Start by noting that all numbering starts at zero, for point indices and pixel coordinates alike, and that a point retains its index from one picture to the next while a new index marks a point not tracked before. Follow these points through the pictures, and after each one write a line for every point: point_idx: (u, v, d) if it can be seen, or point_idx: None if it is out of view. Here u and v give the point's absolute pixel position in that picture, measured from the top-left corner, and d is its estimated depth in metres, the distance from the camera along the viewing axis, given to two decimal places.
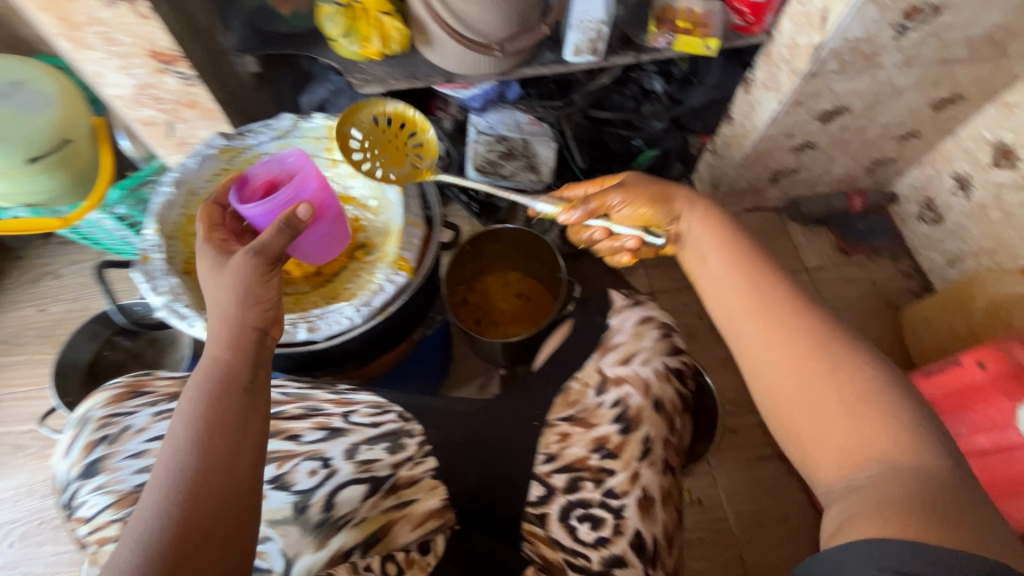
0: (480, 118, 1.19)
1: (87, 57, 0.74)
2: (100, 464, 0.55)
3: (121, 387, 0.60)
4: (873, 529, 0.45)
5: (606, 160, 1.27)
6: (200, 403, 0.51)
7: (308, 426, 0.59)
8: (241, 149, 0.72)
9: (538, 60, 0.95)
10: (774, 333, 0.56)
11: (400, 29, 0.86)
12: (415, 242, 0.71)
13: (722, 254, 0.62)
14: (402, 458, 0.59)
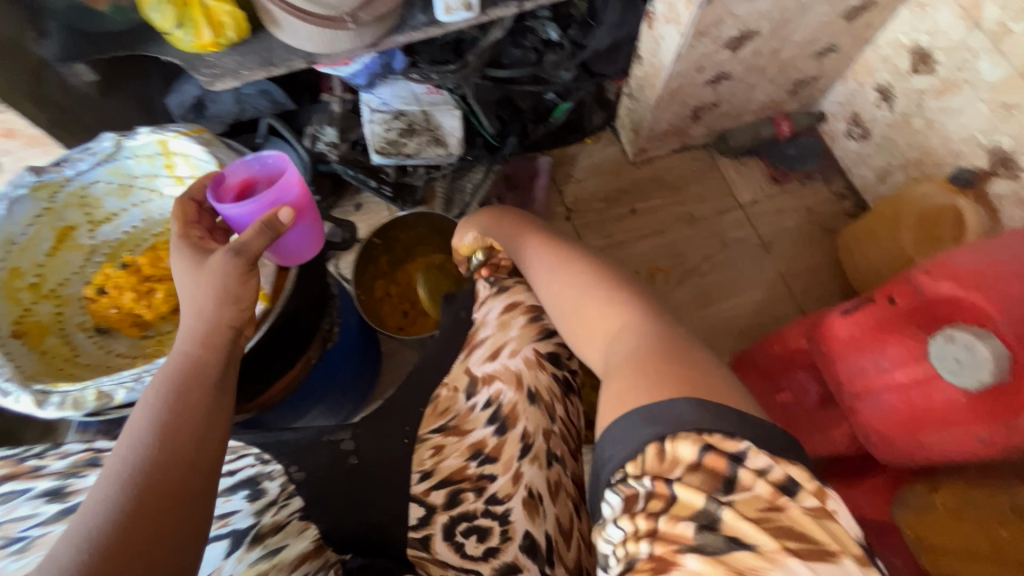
0: (371, 96, 1.10)
1: None
2: None
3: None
4: (623, 405, 0.43)
5: (517, 120, 1.19)
6: (162, 397, 0.45)
7: None
8: (59, 182, 0.69)
9: (409, 24, 0.85)
10: (545, 269, 0.61)
11: (232, 12, 0.75)
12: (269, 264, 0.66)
13: (512, 233, 0.68)
14: (265, 503, 0.53)
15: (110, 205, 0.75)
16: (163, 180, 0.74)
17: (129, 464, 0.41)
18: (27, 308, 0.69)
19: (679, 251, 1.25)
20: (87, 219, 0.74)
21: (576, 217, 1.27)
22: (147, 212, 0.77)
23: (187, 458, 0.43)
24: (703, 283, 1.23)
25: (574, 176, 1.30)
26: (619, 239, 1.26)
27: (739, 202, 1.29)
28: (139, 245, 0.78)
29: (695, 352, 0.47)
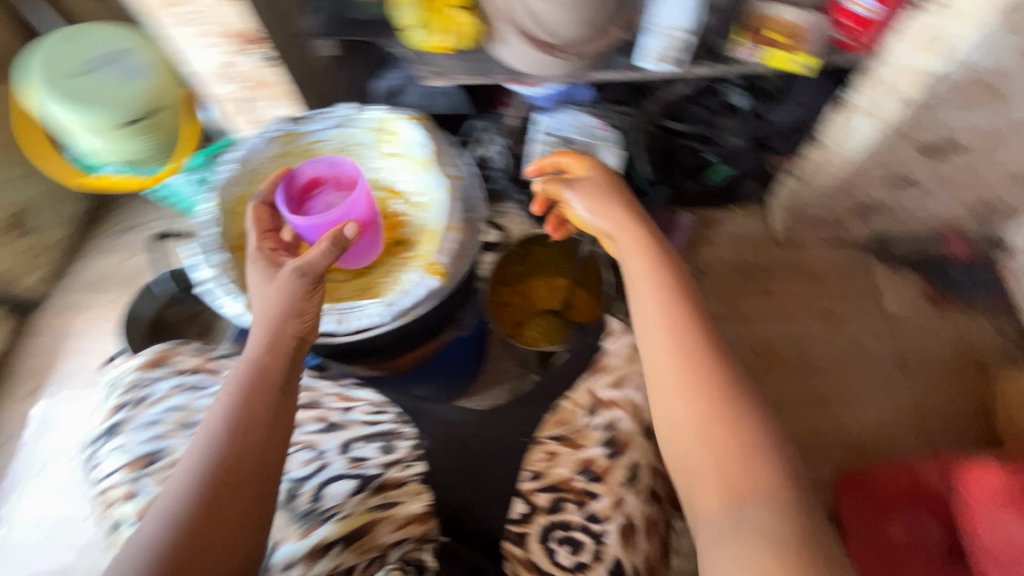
0: (547, 118, 1.13)
1: (181, 32, 0.76)
2: (120, 425, 0.64)
3: (153, 356, 0.69)
4: (729, 550, 0.49)
5: (675, 172, 1.21)
6: (232, 401, 0.53)
7: (310, 417, 0.62)
8: (301, 134, 0.77)
9: (611, 65, 0.90)
10: (661, 355, 0.60)
11: (473, 24, 0.84)
12: (451, 245, 0.69)
13: (649, 283, 0.65)
14: (393, 458, 0.59)
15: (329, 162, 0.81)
16: (372, 153, 0.79)
17: (205, 459, 0.50)
18: (245, 229, 0.76)
19: (805, 344, 1.19)
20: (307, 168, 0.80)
21: (706, 279, 1.26)
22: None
23: (251, 456, 0.51)
24: (825, 385, 1.15)
25: (712, 239, 1.29)
26: (744, 313, 1.22)
27: (885, 312, 1.20)
28: None
29: (814, 526, 0.49)
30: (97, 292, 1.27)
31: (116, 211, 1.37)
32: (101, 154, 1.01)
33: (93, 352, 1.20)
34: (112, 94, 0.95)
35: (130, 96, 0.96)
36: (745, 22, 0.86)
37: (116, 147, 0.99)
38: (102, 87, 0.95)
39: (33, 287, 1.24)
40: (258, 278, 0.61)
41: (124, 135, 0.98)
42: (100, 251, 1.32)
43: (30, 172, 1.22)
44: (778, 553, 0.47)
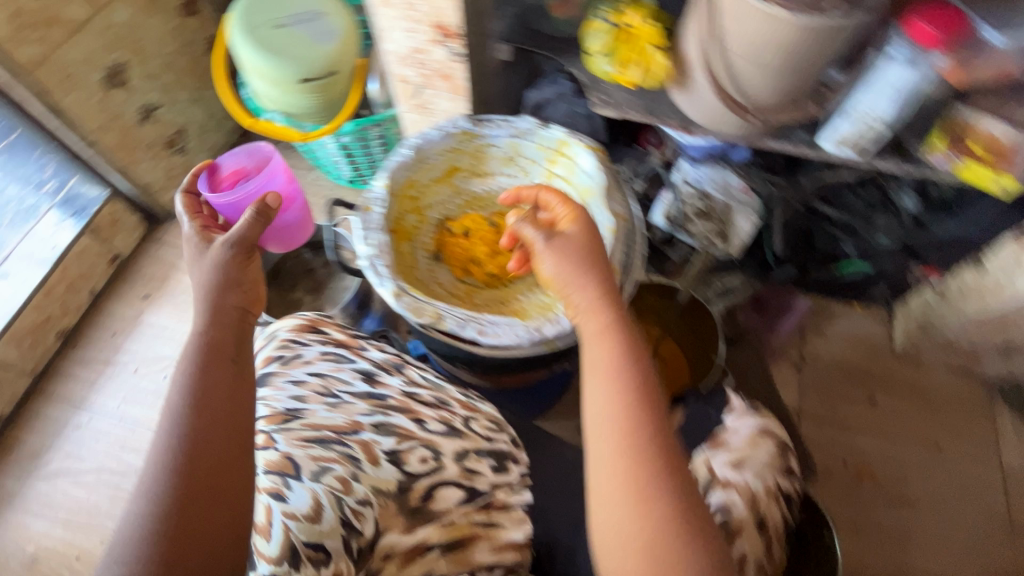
0: (690, 168, 1.11)
1: (385, 12, 0.79)
2: (268, 377, 0.63)
3: (305, 321, 0.70)
4: None
5: (809, 258, 1.15)
6: (186, 379, 0.54)
7: (433, 417, 0.65)
8: (478, 136, 0.74)
9: (788, 136, 0.87)
10: (604, 449, 0.53)
11: (664, 65, 0.81)
12: (605, 287, 0.66)
13: (602, 363, 0.56)
14: (503, 480, 0.65)
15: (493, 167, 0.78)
16: (539, 170, 0.76)
17: (170, 440, 0.50)
18: (402, 213, 0.75)
19: (903, 474, 1.08)
20: (470, 168, 0.77)
21: (808, 371, 1.17)
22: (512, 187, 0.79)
23: (220, 428, 0.51)
24: (915, 523, 1.05)
25: (825, 332, 1.21)
26: (843, 419, 1.13)
27: (1003, 463, 1.09)
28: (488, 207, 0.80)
29: None
30: None
31: None
32: (269, 101, 1.07)
33: None
34: (299, 52, 1.00)
35: (313, 57, 1.00)
36: (947, 125, 0.79)
37: (286, 98, 1.04)
38: (295, 44, 1.00)
39: (171, 202, 1.33)
40: (193, 261, 0.64)
41: (298, 90, 1.02)
42: None
43: (198, 98, 1.31)
44: None
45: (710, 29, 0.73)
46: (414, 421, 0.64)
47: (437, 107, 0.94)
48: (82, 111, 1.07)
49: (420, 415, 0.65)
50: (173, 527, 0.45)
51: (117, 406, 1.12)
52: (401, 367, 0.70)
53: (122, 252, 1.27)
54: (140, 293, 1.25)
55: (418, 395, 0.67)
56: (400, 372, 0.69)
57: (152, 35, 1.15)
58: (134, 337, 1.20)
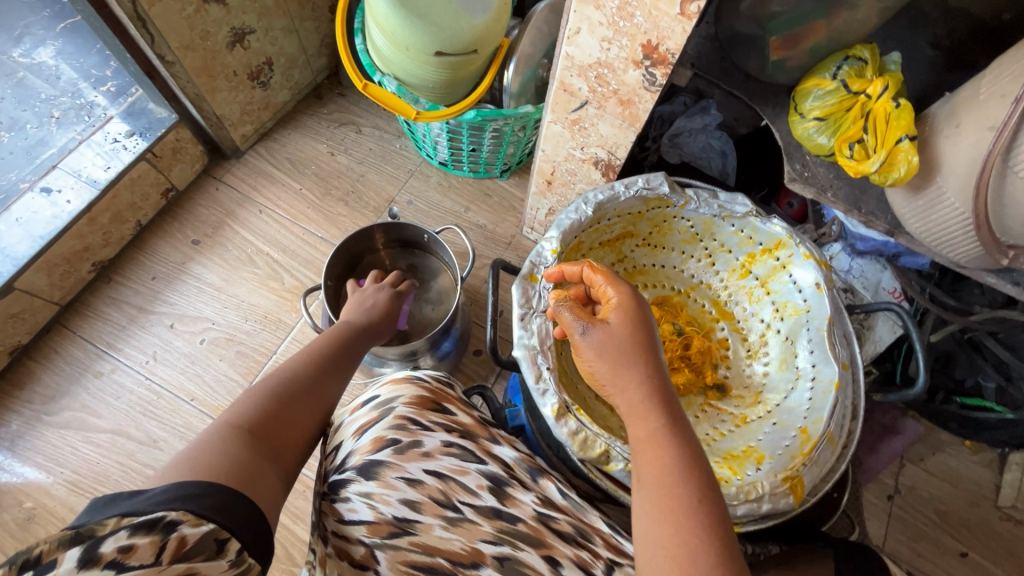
0: (845, 256, 0.97)
1: (584, 13, 0.62)
2: (377, 469, 0.49)
3: (425, 390, 0.56)
4: None
5: (942, 384, 1.02)
6: (327, 339, 0.65)
7: (570, 558, 0.48)
8: (670, 205, 0.67)
9: (1012, 274, 0.71)
10: None
11: (910, 163, 0.64)
12: (821, 463, 0.60)
13: (648, 467, 0.45)
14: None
15: (672, 240, 0.75)
16: (729, 261, 0.74)
17: (304, 361, 0.59)
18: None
19: None
20: (645, 235, 0.74)
21: (899, 502, 1.06)
22: (686, 269, 0.76)
23: (336, 378, 0.60)
24: None
25: (925, 463, 1.08)
26: (926, 568, 1.01)
27: None
28: (654, 285, 0.77)
29: None
30: (293, 173, 1.19)
31: (342, 97, 1.28)
32: (387, 62, 0.90)
33: (266, 235, 1.13)
34: (444, 20, 0.82)
35: (458, 30, 0.83)
36: None
37: (409, 67, 0.88)
38: (439, 8, 0.83)
39: (240, 139, 1.17)
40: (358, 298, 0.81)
41: (427, 61, 0.86)
42: (313, 131, 1.23)
43: (295, 29, 1.13)
44: None
45: (1003, 141, 0.55)
46: (547, 560, 0.48)
47: (594, 130, 0.78)
48: (168, 24, 0.90)
49: (555, 552, 0.48)
50: (277, 406, 0.51)
51: (145, 363, 1.01)
52: (536, 475, 0.53)
53: (177, 186, 1.13)
54: (189, 237, 1.11)
55: (552, 520, 0.50)
56: (533, 486, 0.52)
57: None
58: (176, 288, 1.07)
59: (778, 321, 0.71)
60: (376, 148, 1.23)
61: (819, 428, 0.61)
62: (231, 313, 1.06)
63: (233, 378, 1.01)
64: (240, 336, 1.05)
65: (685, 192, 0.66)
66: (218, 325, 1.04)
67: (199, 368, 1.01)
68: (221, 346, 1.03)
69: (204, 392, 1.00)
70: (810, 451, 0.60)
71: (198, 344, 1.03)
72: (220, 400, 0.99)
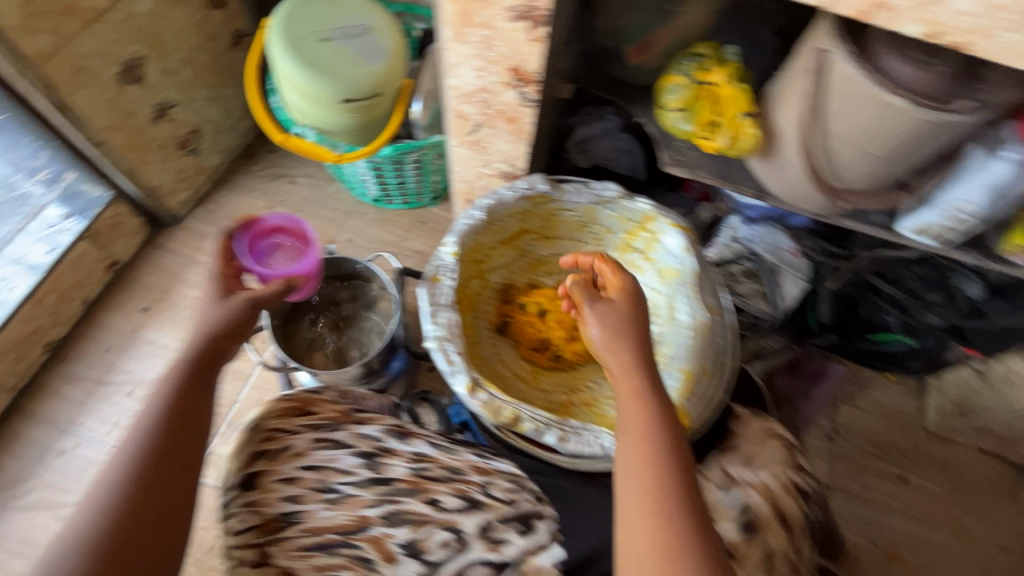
0: (743, 225, 1.08)
1: (456, 49, 0.71)
2: (256, 479, 0.56)
3: (288, 402, 0.61)
4: None
5: (852, 327, 1.11)
6: (165, 393, 0.60)
7: (448, 492, 0.57)
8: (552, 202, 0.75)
9: (864, 217, 0.83)
10: (637, 508, 0.49)
11: (753, 135, 0.75)
12: (699, 396, 0.69)
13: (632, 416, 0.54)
14: (535, 544, 0.56)
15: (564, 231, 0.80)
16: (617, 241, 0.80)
17: (137, 446, 0.57)
18: (468, 279, 0.77)
19: (934, 561, 1.05)
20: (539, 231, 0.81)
21: (839, 441, 1.14)
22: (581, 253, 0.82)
23: (182, 443, 0.58)
24: None
25: (857, 402, 1.18)
26: (871, 497, 1.10)
27: None
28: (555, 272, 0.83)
29: None
30: None
31: (273, 153, 1.35)
32: (302, 115, 0.98)
33: None
34: (344, 70, 0.91)
35: (359, 78, 0.91)
36: None
37: (322, 116, 0.96)
38: (339, 59, 0.91)
39: (178, 206, 1.22)
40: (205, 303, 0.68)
41: (336, 109, 0.94)
42: (249, 189, 1.30)
43: (217, 97, 1.20)
44: None
45: (812, 106, 0.67)
46: (427, 503, 0.56)
47: (493, 147, 0.87)
48: (91, 108, 0.97)
49: (433, 493, 0.57)
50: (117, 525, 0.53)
51: (109, 432, 1.03)
52: (404, 437, 0.61)
53: (121, 258, 1.17)
54: (138, 305, 1.15)
55: (428, 470, 0.58)
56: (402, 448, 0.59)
57: (175, 28, 1.05)
58: (131, 355, 1.10)
59: (663, 285, 0.77)
60: (311, 196, 1.30)
61: (693, 368, 0.70)
62: None
63: None
64: None
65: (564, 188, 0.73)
66: None
67: None
68: None
69: None
70: (690, 387, 0.69)
71: None
72: None
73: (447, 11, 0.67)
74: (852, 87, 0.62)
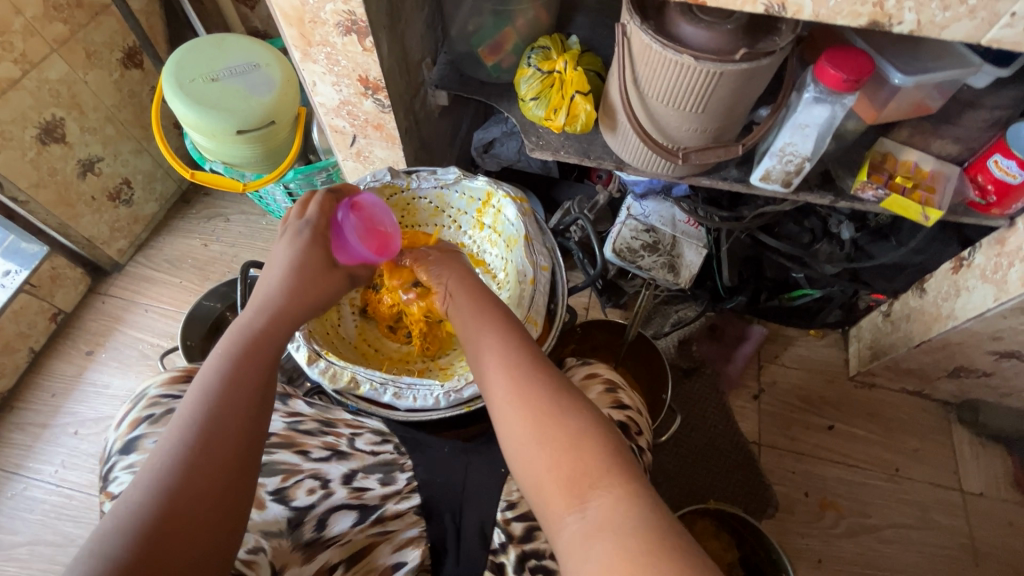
0: (637, 203, 1.13)
1: (310, 69, 0.78)
2: (136, 443, 0.57)
3: (179, 372, 0.63)
4: (576, 502, 0.45)
5: (761, 286, 1.15)
6: (229, 361, 0.52)
7: (318, 444, 0.59)
8: (401, 188, 0.73)
9: (719, 173, 0.88)
10: (502, 356, 0.53)
11: (589, 111, 0.85)
12: None
13: (470, 298, 0.59)
14: (392, 490, 0.60)
15: (422, 218, 0.78)
16: (468, 220, 0.76)
17: (197, 417, 0.49)
18: None
19: (866, 503, 1.07)
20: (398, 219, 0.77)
21: (766, 399, 1.16)
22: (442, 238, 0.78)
23: (252, 417, 0.51)
24: (881, 555, 1.03)
25: (781, 359, 1.20)
26: (801, 449, 1.12)
27: (962, 487, 1.08)
28: None
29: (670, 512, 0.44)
30: (171, 271, 1.31)
31: (207, 196, 1.42)
32: (208, 151, 1.05)
33: (156, 330, 1.24)
34: (235, 104, 0.98)
35: (248, 109, 0.99)
36: (874, 160, 0.84)
37: (223, 149, 1.02)
38: (229, 96, 0.99)
39: (117, 253, 1.29)
40: (296, 259, 0.61)
41: (233, 141, 1.01)
42: (186, 230, 1.37)
43: (144, 149, 1.28)
44: (647, 528, 0.42)
45: (628, 75, 0.74)
46: (297, 454, 0.57)
47: (374, 156, 0.93)
48: (13, 170, 1.05)
49: (304, 444, 0.58)
50: (197, 452, 0.47)
51: (55, 472, 1.08)
52: (286, 399, 0.63)
53: (64, 308, 1.24)
54: (82, 349, 1.21)
55: (302, 424, 0.60)
56: (282, 406, 0.61)
57: (91, 89, 1.14)
58: (76, 397, 1.15)
59: (510, 254, 0.72)
60: (243, 230, 1.37)
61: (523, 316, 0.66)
62: None
63: None
64: None
65: (408, 174, 0.73)
66: None
67: None
68: None
69: None
70: None
71: (103, 442, 1.11)
72: None
73: (290, 35, 0.74)
74: (652, 53, 0.68)
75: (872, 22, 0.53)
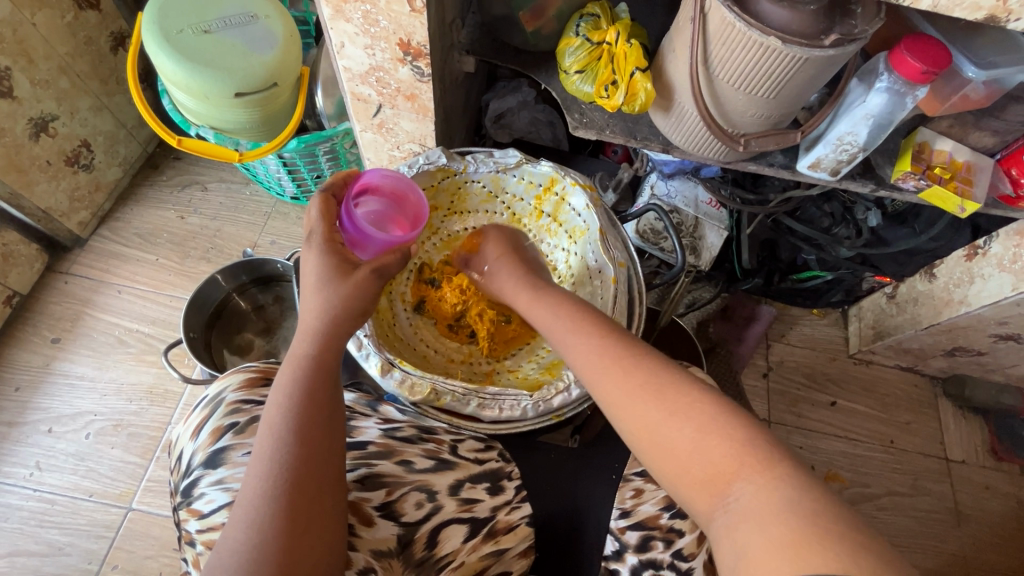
0: (662, 182, 1.10)
1: (340, 28, 0.69)
2: (222, 455, 0.55)
3: (252, 375, 0.62)
4: (719, 493, 0.46)
5: (775, 268, 1.16)
6: (295, 399, 0.51)
7: (420, 454, 0.59)
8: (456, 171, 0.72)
9: (765, 158, 0.85)
10: (609, 371, 0.54)
11: (649, 91, 0.76)
12: None
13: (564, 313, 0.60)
14: (502, 501, 0.61)
15: (472, 203, 0.77)
16: (527, 207, 0.75)
17: (273, 463, 0.48)
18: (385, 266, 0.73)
19: (865, 474, 1.14)
20: (447, 206, 0.77)
21: (774, 377, 1.20)
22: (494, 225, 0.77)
23: (325, 452, 0.49)
24: (879, 521, 1.10)
25: (787, 338, 1.24)
26: (807, 425, 1.17)
27: (947, 456, 1.17)
28: None
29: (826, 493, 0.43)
30: (143, 247, 1.17)
31: (178, 161, 1.26)
32: (194, 114, 0.92)
33: (132, 313, 1.11)
34: (232, 62, 0.86)
35: (249, 69, 0.86)
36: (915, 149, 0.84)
37: (216, 113, 0.90)
38: (225, 53, 0.86)
39: (77, 227, 1.14)
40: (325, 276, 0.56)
41: (230, 105, 0.88)
42: (156, 200, 1.22)
43: (105, 106, 1.11)
44: (796, 512, 0.41)
45: (699, 54, 0.69)
46: (400, 464, 0.58)
47: (399, 128, 0.84)
48: None
49: (406, 454, 0.59)
50: (284, 496, 0.46)
51: (30, 475, 0.97)
52: (376, 405, 0.65)
53: (19, 290, 1.09)
54: (46, 337, 1.08)
55: (397, 432, 0.61)
56: (375, 412, 0.64)
57: (41, 34, 0.96)
58: (46, 392, 1.03)
59: (574, 245, 0.73)
60: (223, 201, 1.23)
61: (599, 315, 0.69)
62: (113, 399, 1.04)
63: (131, 461, 0.99)
64: (128, 420, 1.02)
65: (464, 158, 0.72)
66: (101, 414, 1.02)
67: (91, 462, 0.98)
68: (110, 434, 1.01)
69: (103, 481, 0.97)
70: None
71: (83, 440, 1.00)
72: (123, 484, 0.97)
73: None
74: (733, 31, 0.64)
75: (990, 17, 0.51)
